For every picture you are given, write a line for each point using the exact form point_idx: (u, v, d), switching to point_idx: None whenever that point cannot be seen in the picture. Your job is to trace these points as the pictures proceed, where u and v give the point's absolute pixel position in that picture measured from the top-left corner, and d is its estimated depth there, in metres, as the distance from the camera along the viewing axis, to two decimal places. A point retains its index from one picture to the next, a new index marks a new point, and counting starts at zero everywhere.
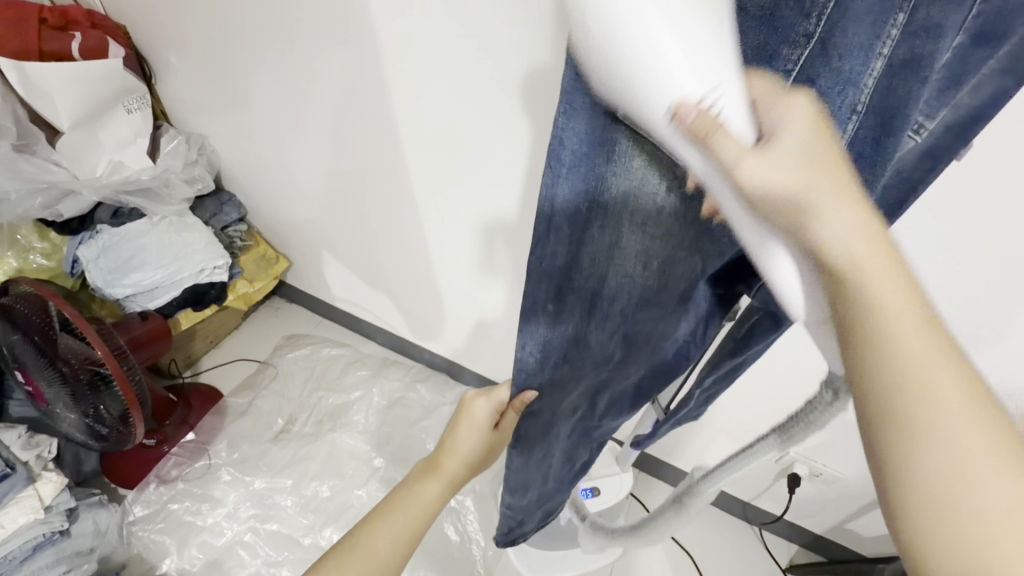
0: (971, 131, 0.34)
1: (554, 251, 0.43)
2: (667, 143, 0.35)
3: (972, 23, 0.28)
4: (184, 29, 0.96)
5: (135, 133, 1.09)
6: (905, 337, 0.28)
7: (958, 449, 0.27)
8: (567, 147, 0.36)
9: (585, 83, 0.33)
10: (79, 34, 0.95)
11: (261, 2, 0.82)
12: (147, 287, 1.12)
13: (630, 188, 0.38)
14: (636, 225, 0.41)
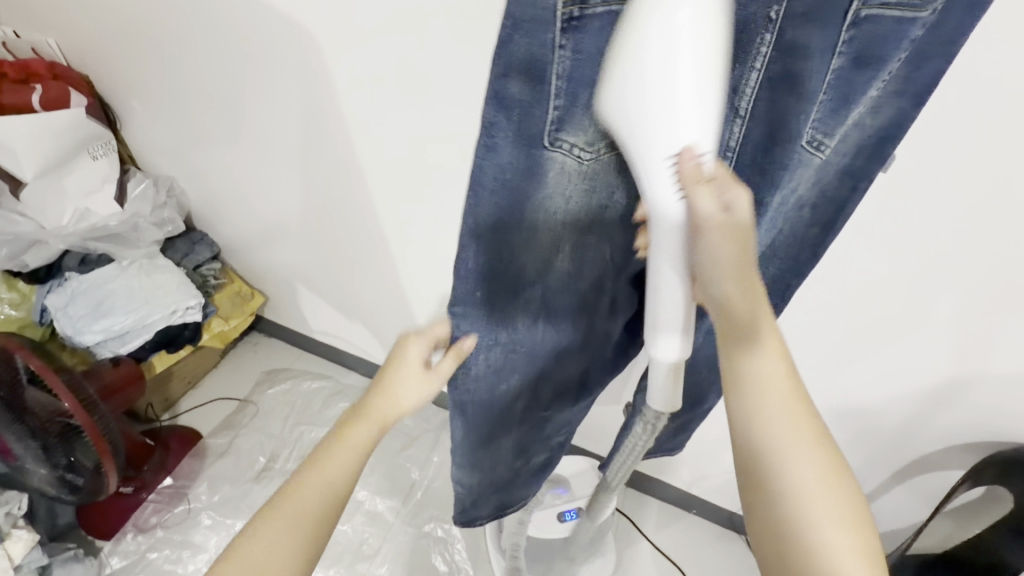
0: (884, 148, 0.39)
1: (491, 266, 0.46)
2: (572, 149, 0.39)
3: (846, 49, 0.34)
4: (148, 76, 0.97)
5: (103, 179, 1.09)
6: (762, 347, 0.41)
7: (776, 435, 0.40)
8: (493, 175, 0.40)
9: (506, 112, 0.37)
10: (40, 86, 0.96)
11: (224, 48, 0.84)
12: (117, 332, 1.11)
13: (546, 195, 0.42)
14: (557, 231, 0.45)
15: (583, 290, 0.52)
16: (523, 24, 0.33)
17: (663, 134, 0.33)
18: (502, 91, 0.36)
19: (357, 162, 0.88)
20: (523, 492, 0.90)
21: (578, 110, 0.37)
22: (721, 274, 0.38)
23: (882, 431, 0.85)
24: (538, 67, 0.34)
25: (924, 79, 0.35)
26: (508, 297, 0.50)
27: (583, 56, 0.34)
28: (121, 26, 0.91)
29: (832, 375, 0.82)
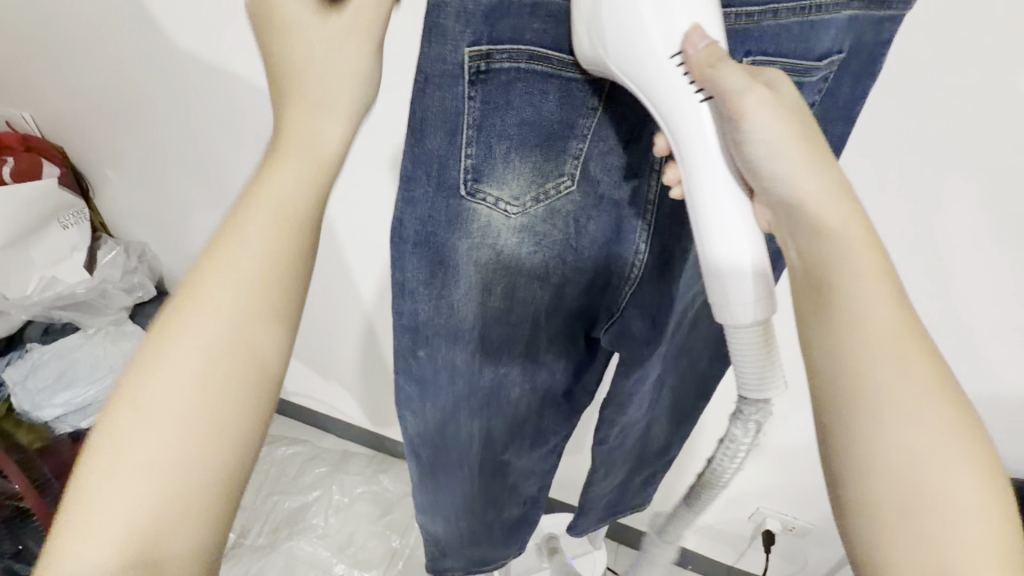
0: None
1: (415, 308, 0.44)
2: (501, 204, 0.41)
3: None
4: (122, 147, 0.99)
5: (72, 247, 1.08)
6: (867, 282, 0.36)
7: (897, 392, 0.35)
8: (410, 224, 0.40)
9: (422, 166, 0.38)
10: (12, 159, 0.98)
11: (198, 118, 0.86)
12: (80, 404, 1.05)
13: (472, 244, 0.42)
14: (485, 279, 0.45)
15: (523, 337, 0.53)
16: (433, 77, 0.35)
17: (662, 36, 0.32)
18: (417, 144, 0.37)
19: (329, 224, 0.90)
20: (500, 553, 0.88)
21: (494, 162, 0.39)
22: (784, 150, 0.35)
23: None
24: (451, 118, 0.36)
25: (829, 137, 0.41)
26: (443, 339, 0.48)
27: (493, 109, 0.37)
28: (94, 99, 0.93)
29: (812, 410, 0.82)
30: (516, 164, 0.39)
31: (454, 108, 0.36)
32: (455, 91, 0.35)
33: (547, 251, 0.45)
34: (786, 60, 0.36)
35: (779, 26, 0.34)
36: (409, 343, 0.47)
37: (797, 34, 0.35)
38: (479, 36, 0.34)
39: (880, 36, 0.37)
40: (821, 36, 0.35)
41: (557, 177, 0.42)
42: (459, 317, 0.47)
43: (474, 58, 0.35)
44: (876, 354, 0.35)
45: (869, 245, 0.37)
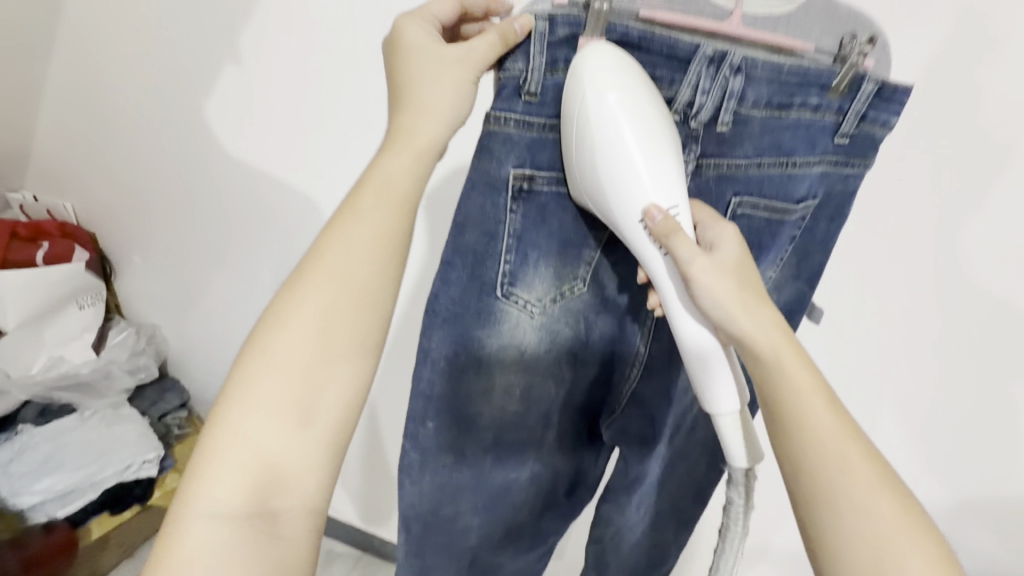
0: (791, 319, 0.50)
1: (431, 377, 0.48)
2: (527, 304, 0.46)
3: None
4: (152, 235, 1.04)
5: (83, 327, 1.10)
6: (806, 397, 0.37)
7: (853, 485, 0.36)
8: (444, 304, 0.45)
9: (461, 255, 0.44)
10: (47, 244, 1.03)
11: (230, 212, 0.92)
12: (61, 491, 1.01)
13: (501, 342, 0.47)
14: (505, 372, 0.49)
15: (530, 433, 0.56)
16: (479, 186, 0.42)
17: (628, 202, 0.38)
18: (459, 237, 0.43)
19: None
20: None
21: (525, 268, 0.45)
22: (729, 303, 0.37)
23: None
24: (492, 225, 0.43)
25: (811, 268, 0.48)
26: (448, 415, 0.51)
27: (530, 222, 0.43)
28: (136, 192, 1.00)
29: None
30: (541, 270, 0.45)
31: (496, 217, 0.42)
32: (498, 201, 0.42)
33: (559, 349, 0.50)
34: (768, 201, 0.43)
35: (760, 175, 0.42)
36: (423, 412, 0.50)
37: (777, 182, 0.42)
38: (525, 160, 0.41)
39: (850, 189, 0.44)
40: (798, 183, 0.43)
41: (575, 282, 0.47)
42: (475, 407, 0.51)
43: (518, 178, 0.41)
44: (826, 455, 0.37)
45: (805, 368, 0.38)
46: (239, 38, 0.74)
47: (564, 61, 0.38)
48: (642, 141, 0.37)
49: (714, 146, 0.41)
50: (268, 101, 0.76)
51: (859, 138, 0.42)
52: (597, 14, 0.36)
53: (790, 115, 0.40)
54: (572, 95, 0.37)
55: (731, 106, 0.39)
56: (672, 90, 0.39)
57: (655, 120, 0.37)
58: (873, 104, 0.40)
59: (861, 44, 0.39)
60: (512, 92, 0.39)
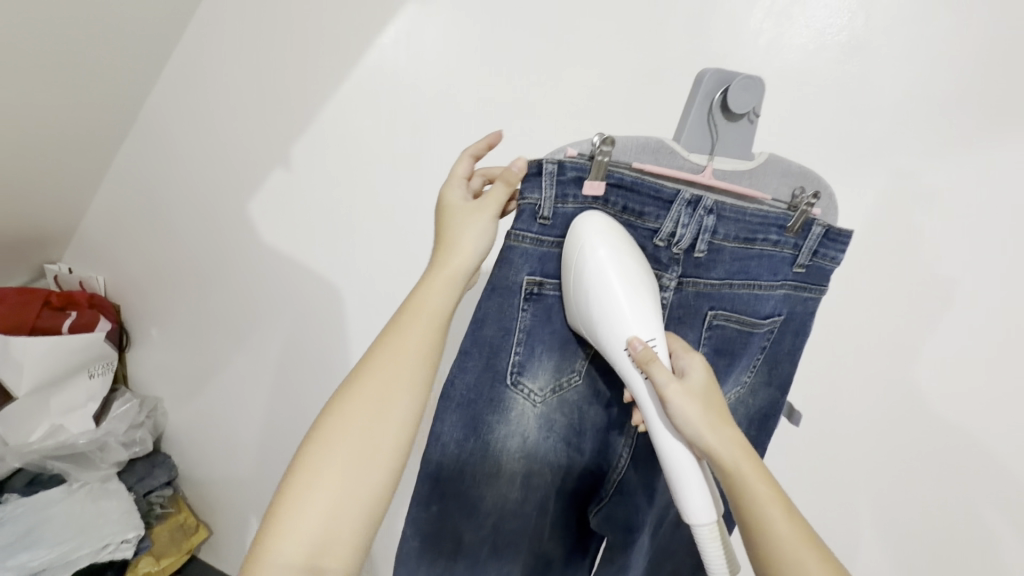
0: (766, 422, 0.56)
1: (437, 459, 0.51)
2: (531, 393, 0.51)
3: (709, 342, 0.51)
4: (172, 309, 1.10)
5: (88, 396, 1.12)
6: (767, 506, 0.40)
7: None
8: (458, 392, 0.49)
9: (479, 347, 0.49)
10: (76, 313, 1.09)
11: (253, 293, 0.99)
12: (33, 571, 0.96)
13: (506, 428, 0.52)
14: (507, 461, 0.53)
15: (521, 522, 0.57)
16: (499, 287, 0.48)
17: (616, 332, 0.44)
18: (478, 328, 0.48)
19: None
20: None
21: (532, 360, 0.50)
22: (697, 421, 0.42)
23: None
24: (508, 321, 0.49)
25: (781, 374, 0.55)
26: (448, 498, 0.53)
27: (538, 321, 0.50)
28: (165, 270, 1.07)
29: None
30: (545, 363, 0.51)
31: (511, 314, 0.48)
32: (513, 301, 0.48)
33: (555, 438, 0.54)
34: (739, 315, 0.50)
35: (732, 294, 0.49)
36: (427, 495, 0.52)
37: (745, 300, 0.50)
38: (536, 270, 0.48)
39: (809, 308, 0.52)
40: (764, 302, 0.50)
41: (571, 375, 0.53)
42: (477, 494, 0.54)
43: (531, 283, 0.48)
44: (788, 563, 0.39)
45: (763, 478, 0.41)
46: (289, 148, 0.85)
47: (573, 196, 0.46)
48: (625, 285, 0.44)
49: (692, 268, 0.48)
50: (307, 200, 0.86)
51: (813, 269, 0.50)
52: (599, 165, 0.44)
53: (755, 246, 0.48)
54: (569, 251, 0.45)
55: (706, 237, 0.47)
56: (658, 223, 0.47)
57: (635, 269, 0.45)
58: (822, 243, 0.48)
59: (808, 195, 0.47)
60: (529, 215, 0.46)
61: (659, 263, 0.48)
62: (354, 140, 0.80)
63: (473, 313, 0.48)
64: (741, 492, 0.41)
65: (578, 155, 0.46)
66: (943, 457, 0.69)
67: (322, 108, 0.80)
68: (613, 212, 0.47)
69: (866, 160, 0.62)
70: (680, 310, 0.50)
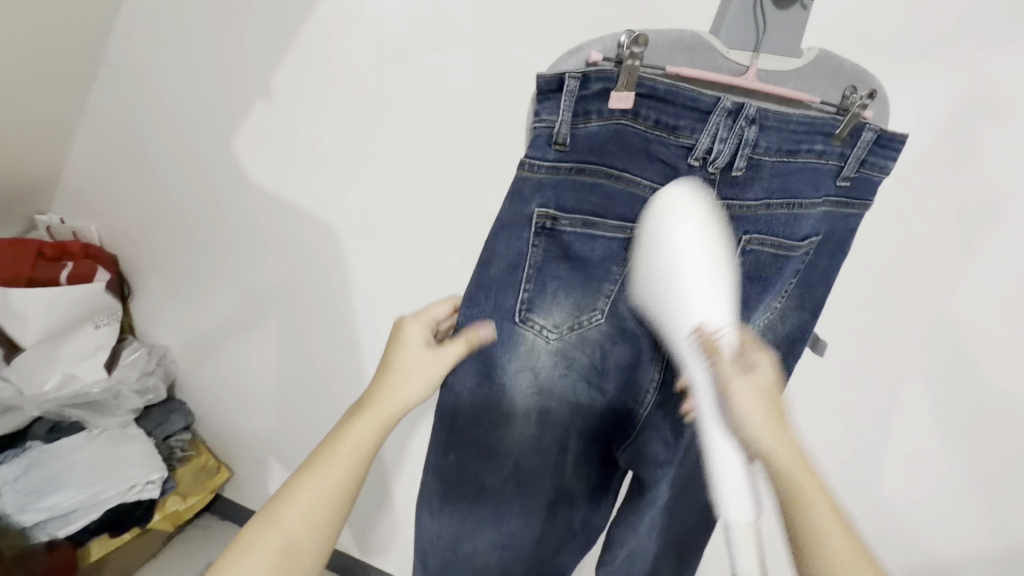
0: (794, 348, 0.55)
1: (455, 407, 0.52)
2: (544, 330, 0.49)
3: (743, 269, 0.49)
4: (170, 257, 1.07)
5: (97, 346, 1.11)
6: (814, 498, 0.42)
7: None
8: (467, 338, 0.49)
9: (484, 290, 0.48)
10: (71, 264, 1.05)
11: (252, 234, 0.94)
12: (65, 510, 1.00)
13: (520, 366, 0.51)
14: (520, 398, 0.53)
15: (543, 461, 0.58)
16: (508, 223, 0.46)
17: (684, 318, 0.45)
18: (484, 271, 0.47)
19: (355, 334, 0.95)
20: None
21: (544, 296, 0.48)
22: (754, 416, 0.45)
23: None
24: (515, 258, 0.47)
25: (814, 299, 0.53)
26: (464, 447, 0.55)
27: (552, 256, 0.47)
28: (159, 217, 1.03)
29: None
30: (557, 300, 0.49)
31: (519, 250, 0.46)
32: (522, 236, 0.46)
33: (573, 374, 0.53)
34: (776, 238, 0.48)
35: (768, 215, 0.47)
36: (443, 444, 0.54)
37: (784, 222, 0.47)
38: (549, 202, 0.45)
39: (849, 226, 0.50)
40: (804, 222, 0.48)
41: (591, 312, 0.50)
42: (494, 432, 0.54)
43: (542, 217, 0.45)
44: (832, 552, 0.41)
45: (807, 474, 0.43)
46: (272, 76, 0.78)
47: (596, 112, 0.43)
48: (705, 263, 0.44)
49: (728, 188, 0.46)
50: (297, 135, 0.81)
51: (858, 181, 0.48)
52: (629, 70, 0.41)
53: (796, 159, 0.46)
54: (649, 221, 0.45)
55: (745, 152, 0.44)
56: (694, 137, 0.44)
57: (714, 248, 0.44)
58: (872, 151, 0.46)
59: (861, 97, 0.44)
60: (545, 140, 0.44)
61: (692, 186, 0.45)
62: (343, 62, 0.73)
63: (481, 252, 0.47)
64: (791, 491, 0.43)
65: (602, 59, 0.42)
66: (987, 390, 0.65)
67: (305, 26, 0.72)
68: (644, 127, 0.44)
69: (921, 63, 0.54)
70: None
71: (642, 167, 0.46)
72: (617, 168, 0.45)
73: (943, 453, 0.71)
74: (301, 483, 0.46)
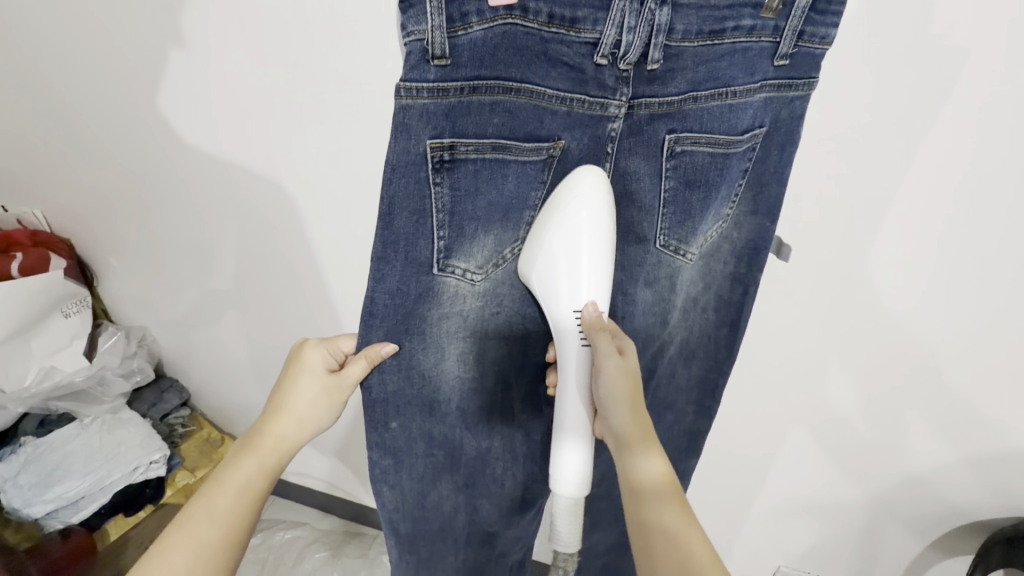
0: (755, 257, 0.51)
1: (383, 379, 0.51)
2: (465, 273, 0.47)
3: (674, 173, 0.45)
4: (122, 232, 1.01)
5: (73, 335, 1.10)
6: (648, 474, 0.47)
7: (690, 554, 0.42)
8: (381, 299, 0.46)
9: (392, 245, 0.44)
10: (20, 254, 1.00)
11: (197, 202, 0.89)
12: (72, 498, 1.02)
13: (445, 314, 0.49)
14: (455, 341, 0.51)
15: (497, 395, 0.56)
16: (398, 166, 0.42)
17: (568, 299, 0.45)
18: (388, 226, 0.43)
19: (325, 295, 0.91)
20: None
21: (462, 239, 0.45)
22: (615, 399, 0.46)
23: (881, 522, 0.82)
24: (419, 203, 0.43)
25: (769, 199, 0.48)
26: (415, 409, 0.53)
27: (461, 195, 0.43)
28: (100, 194, 0.97)
29: (816, 461, 0.80)
30: (473, 239, 0.46)
31: (421, 194, 0.42)
32: (420, 176, 0.42)
33: (506, 312, 0.51)
34: (709, 135, 0.43)
35: (698, 109, 0.43)
36: (380, 415, 0.52)
37: (718, 114, 0.43)
38: (440, 131, 0.40)
39: (796, 112, 0.45)
40: (741, 115, 0.44)
41: (513, 245, 0.48)
42: (435, 382, 0.53)
43: (436, 149, 0.41)
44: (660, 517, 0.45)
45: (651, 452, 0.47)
46: (178, 18, 0.70)
47: (475, 13, 0.38)
48: (592, 246, 0.44)
49: (646, 84, 0.42)
50: (219, 84, 0.73)
51: (800, 57, 0.42)
52: None
53: (724, 41, 0.41)
54: (556, 201, 0.44)
55: (659, 41, 0.40)
56: (598, 30, 0.40)
57: (593, 226, 0.43)
58: (809, 18, 0.40)
59: None
60: (420, 58, 0.38)
61: (604, 88, 0.42)
62: None
63: (380, 204, 0.43)
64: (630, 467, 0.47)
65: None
66: None
67: None
68: (537, 26, 0.39)
69: None
70: (632, 139, 0.44)
71: (543, 75, 0.41)
72: (515, 81, 0.40)
73: (954, 371, 0.64)
74: (189, 520, 0.50)
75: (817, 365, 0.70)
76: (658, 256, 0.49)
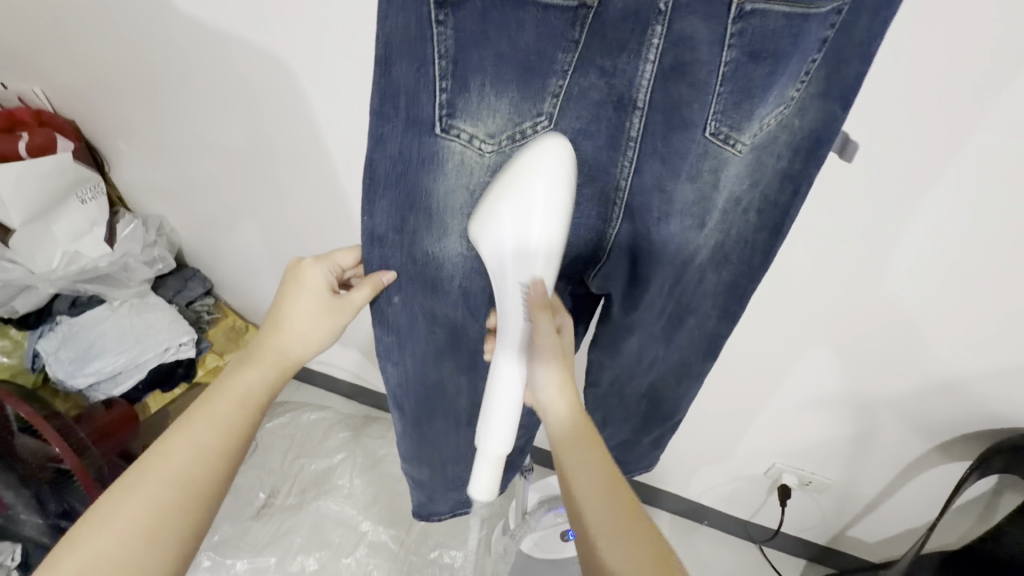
0: (818, 150, 0.44)
1: (385, 254, 0.50)
2: (475, 142, 0.43)
3: (740, 41, 0.38)
4: (125, 114, 0.97)
5: (91, 221, 1.09)
6: (565, 415, 0.53)
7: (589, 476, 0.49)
8: (381, 162, 0.43)
9: (391, 99, 0.40)
10: (27, 134, 0.97)
11: (197, 78, 0.83)
12: (110, 373, 1.09)
13: (448, 186, 0.45)
14: (462, 222, 0.48)
15: None
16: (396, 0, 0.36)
17: (521, 272, 0.46)
18: (386, 72, 0.39)
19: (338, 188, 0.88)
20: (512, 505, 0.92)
21: (467, 96, 0.40)
22: (548, 369, 0.53)
23: (881, 427, 0.84)
24: (420, 48, 0.38)
25: (845, 78, 0.40)
26: (416, 287, 0.53)
27: (467, 39, 0.38)
28: (98, 71, 0.91)
29: (828, 370, 0.80)
30: (482, 101, 0.41)
31: (422, 38, 0.38)
32: (421, 16, 0.37)
33: None
34: None
35: None
36: (385, 289, 0.53)
37: None
38: None
39: None
40: None
41: (533, 119, 0.43)
42: (436, 262, 0.51)
43: None
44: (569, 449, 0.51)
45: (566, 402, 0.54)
46: None
47: None
48: (549, 228, 0.43)
49: None
50: None
51: None
52: None
53: None
54: (515, 166, 0.41)
55: None
56: None
57: (562, 209, 0.42)
58: None
59: None
60: None
61: None
62: None
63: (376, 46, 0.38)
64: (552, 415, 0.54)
65: None
66: None
67: None
68: None
69: None
70: None
71: None
72: None
73: (986, 281, 0.62)
74: (192, 425, 0.50)
75: (845, 275, 0.68)
76: (706, 143, 0.43)
